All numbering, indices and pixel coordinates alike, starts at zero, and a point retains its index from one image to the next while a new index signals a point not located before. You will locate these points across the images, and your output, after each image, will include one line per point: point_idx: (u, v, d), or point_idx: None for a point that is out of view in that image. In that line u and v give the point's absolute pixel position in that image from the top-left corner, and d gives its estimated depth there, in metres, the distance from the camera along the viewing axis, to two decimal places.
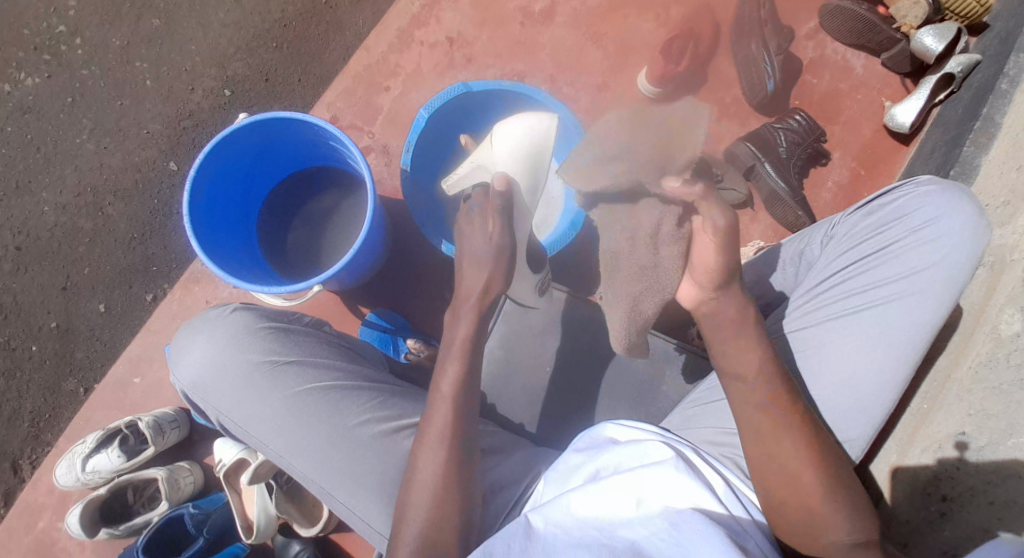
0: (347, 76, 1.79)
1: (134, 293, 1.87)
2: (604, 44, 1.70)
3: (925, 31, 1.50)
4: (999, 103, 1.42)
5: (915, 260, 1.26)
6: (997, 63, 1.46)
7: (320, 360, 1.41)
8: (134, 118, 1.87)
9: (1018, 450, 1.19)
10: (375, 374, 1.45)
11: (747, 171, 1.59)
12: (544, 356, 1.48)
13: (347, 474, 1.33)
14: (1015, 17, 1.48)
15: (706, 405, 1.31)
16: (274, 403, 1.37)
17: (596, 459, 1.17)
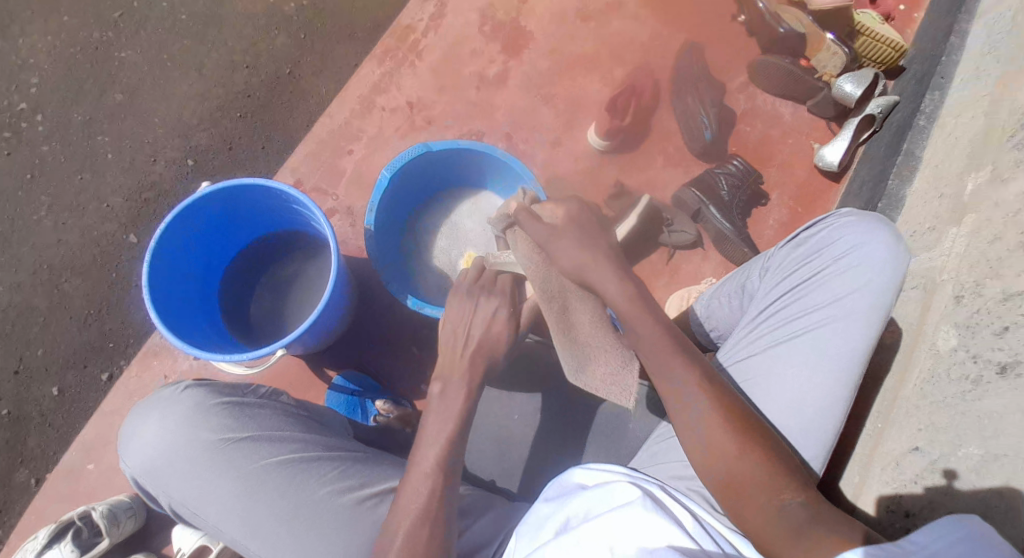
0: (310, 141, 1.85)
1: (89, 373, 1.83)
2: (555, 103, 1.83)
3: (845, 79, 1.73)
4: (919, 137, 1.62)
5: (840, 286, 1.37)
6: (914, 103, 1.68)
7: (278, 433, 1.44)
8: (94, 192, 1.89)
9: (968, 459, 1.23)
10: (336, 443, 1.47)
11: (694, 215, 1.72)
12: (513, 409, 1.56)
13: (306, 551, 1.33)
14: (927, 62, 1.73)
15: (669, 442, 1.39)
16: (229, 482, 1.37)
17: (566, 507, 1.22)
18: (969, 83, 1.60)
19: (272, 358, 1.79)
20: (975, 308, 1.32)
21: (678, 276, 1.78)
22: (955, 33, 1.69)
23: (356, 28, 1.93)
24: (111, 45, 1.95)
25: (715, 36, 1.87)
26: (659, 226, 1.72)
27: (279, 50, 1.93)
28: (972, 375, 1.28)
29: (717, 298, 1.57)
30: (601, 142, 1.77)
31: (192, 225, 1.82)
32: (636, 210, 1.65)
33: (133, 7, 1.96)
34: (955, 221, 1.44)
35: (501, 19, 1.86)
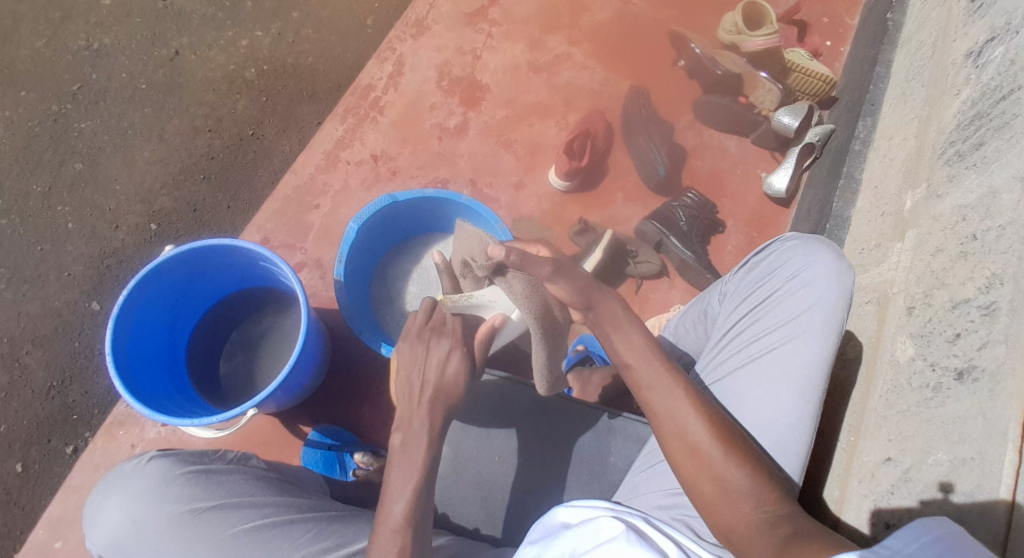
0: (276, 198, 1.87)
1: (53, 447, 1.77)
2: (515, 148, 1.90)
3: (782, 112, 1.86)
4: (857, 161, 1.79)
5: (794, 305, 1.45)
6: (849, 129, 1.85)
7: (245, 499, 1.49)
8: (54, 262, 1.86)
9: (936, 465, 1.32)
10: (307, 503, 1.52)
11: (656, 245, 1.83)
12: (492, 449, 1.54)
13: None
14: (857, 91, 1.90)
15: (650, 472, 1.41)
16: (201, 552, 1.41)
17: (550, 548, 1.25)
18: (896, 108, 1.76)
19: (244, 416, 1.77)
20: (927, 318, 1.44)
21: (647, 305, 1.87)
22: (880, 63, 1.87)
23: (315, 88, 1.98)
24: (70, 118, 1.95)
25: (662, 80, 1.98)
26: (625, 258, 1.81)
27: (240, 112, 1.96)
28: (932, 383, 1.38)
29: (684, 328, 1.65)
30: (562, 182, 1.84)
31: (155, 290, 1.80)
32: (600, 245, 1.75)
33: (91, 80, 1.98)
34: (898, 237, 1.59)
35: (458, 74, 1.94)
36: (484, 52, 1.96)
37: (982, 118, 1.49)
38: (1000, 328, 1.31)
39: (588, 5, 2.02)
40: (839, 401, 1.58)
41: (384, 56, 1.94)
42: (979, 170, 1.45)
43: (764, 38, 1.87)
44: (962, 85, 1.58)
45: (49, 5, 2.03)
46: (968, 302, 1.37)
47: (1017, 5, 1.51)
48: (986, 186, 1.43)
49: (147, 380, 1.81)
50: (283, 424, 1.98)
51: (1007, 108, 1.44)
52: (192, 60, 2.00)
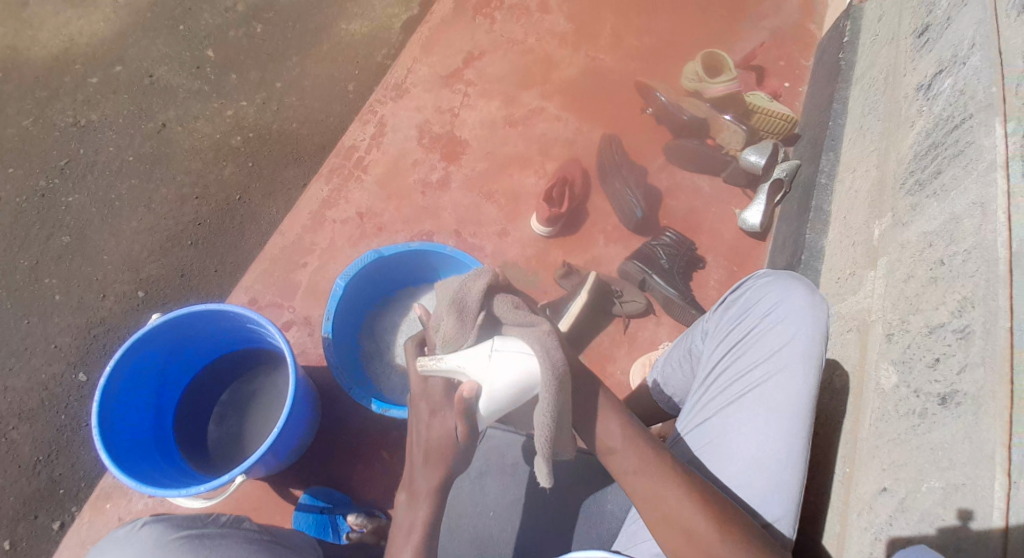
0: (263, 259, 1.88)
1: (41, 523, 1.73)
2: (497, 199, 1.96)
3: (749, 151, 1.95)
4: (824, 195, 1.87)
5: (774, 341, 1.49)
6: (814, 164, 1.93)
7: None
8: (41, 334, 1.85)
9: (931, 492, 1.36)
10: None
11: (640, 284, 1.88)
12: (489, 498, 1.51)
13: None
14: (818, 128, 2.00)
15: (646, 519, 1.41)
16: None
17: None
18: (857, 142, 1.85)
19: (233, 483, 1.73)
20: (905, 345, 1.49)
21: (636, 343, 1.91)
22: (837, 101, 1.97)
23: (300, 152, 2.03)
24: (56, 192, 1.97)
25: (634, 128, 2.07)
26: (610, 297, 1.87)
27: (226, 178, 2.00)
28: (918, 409, 1.43)
29: (669, 367, 1.67)
30: (544, 228, 1.90)
31: (142, 358, 1.79)
32: (585, 287, 1.80)
33: (78, 155, 2.01)
34: (870, 265, 1.66)
35: (438, 132, 2.01)
36: (462, 110, 2.04)
37: (938, 148, 1.58)
38: (975, 352, 1.37)
39: (559, 61, 2.12)
40: (830, 431, 1.60)
41: (367, 118, 2.00)
42: (939, 197, 1.53)
43: (725, 85, 1.96)
44: (915, 118, 1.67)
45: (35, 85, 2.08)
46: (943, 327, 1.43)
47: (962, 38, 1.62)
48: (948, 212, 1.50)
49: (135, 450, 1.78)
50: (275, 487, 1.95)
51: (960, 136, 1.53)
52: (178, 132, 2.04)
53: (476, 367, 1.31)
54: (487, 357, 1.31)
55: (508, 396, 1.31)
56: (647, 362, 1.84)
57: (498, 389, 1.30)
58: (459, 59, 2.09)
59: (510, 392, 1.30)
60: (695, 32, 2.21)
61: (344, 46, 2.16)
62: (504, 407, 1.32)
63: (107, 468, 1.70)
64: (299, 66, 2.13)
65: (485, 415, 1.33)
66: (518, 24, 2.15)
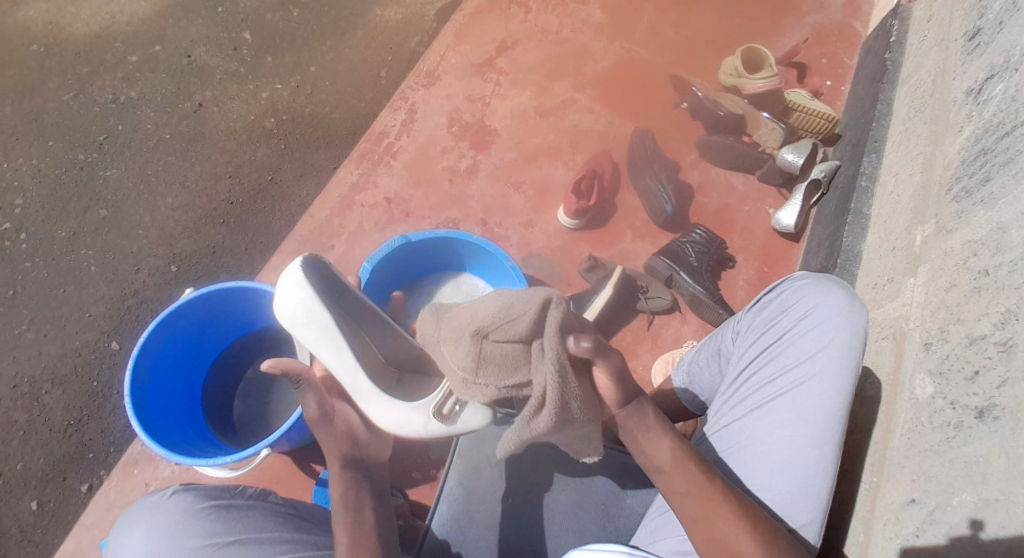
0: (292, 239, 1.90)
1: (68, 485, 1.79)
2: (524, 189, 1.95)
3: (786, 150, 1.89)
4: (864, 198, 1.81)
5: (808, 344, 1.45)
6: (853, 166, 1.87)
7: (262, 537, 1.48)
8: (76, 303, 1.91)
9: (962, 507, 1.31)
10: (324, 543, 1.53)
11: (666, 281, 1.86)
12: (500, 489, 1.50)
13: None
14: (860, 129, 1.93)
15: (666, 516, 1.38)
16: None
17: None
18: (900, 144, 1.79)
19: (257, 457, 1.76)
20: (943, 354, 1.44)
21: (659, 341, 1.88)
22: (881, 101, 1.91)
23: (332, 135, 2.05)
24: (95, 166, 2.03)
25: (668, 123, 2.03)
26: (635, 292, 1.86)
27: (259, 158, 2.03)
28: (953, 422, 1.37)
29: (695, 364, 1.63)
30: (571, 220, 1.88)
31: (175, 331, 1.84)
32: (611, 280, 1.78)
33: (117, 130, 2.06)
34: (910, 271, 1.60)
35: (468, 120, 2.01)
36: (493, 99, 2.03)
37: (987, 154, 1.51)
38: (1017, 366, 1.31)
39: (594, 52, 2.09)
40: (860, 440, 1.55)
41: (398, 105, 2.01)
42: (986, 206, 1.46)
43: (765, 80, 1.91)
44: (964, 122, 1.60)
45: (78, 61, 2.14)
46: (984, 339, 1.37)
47: (1015, 44, 1.53)
48: (994, 221, 1.44)
49: (166, 421, 1.83)
50: (297, 464, 1.98)
51: (1010, 144, 1.46)
52: (214, 112, 2.08)
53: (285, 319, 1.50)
54: (287, 301, 1.48)
55: (296, 319, 1.47)
56: (670, 360, 1.81)
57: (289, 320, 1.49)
58: (492, 47, 2.08)
59: (292, 317, 1.48)
60: (735, 26, 2.16)
61: (379, 32, 2.17)
62: (307, 325, 1.47)
63: (136, 435, 1.75)
64: (334, 50, 2.15)
65: (316, 342, 1.47)
66: (552, 14, 2.13)
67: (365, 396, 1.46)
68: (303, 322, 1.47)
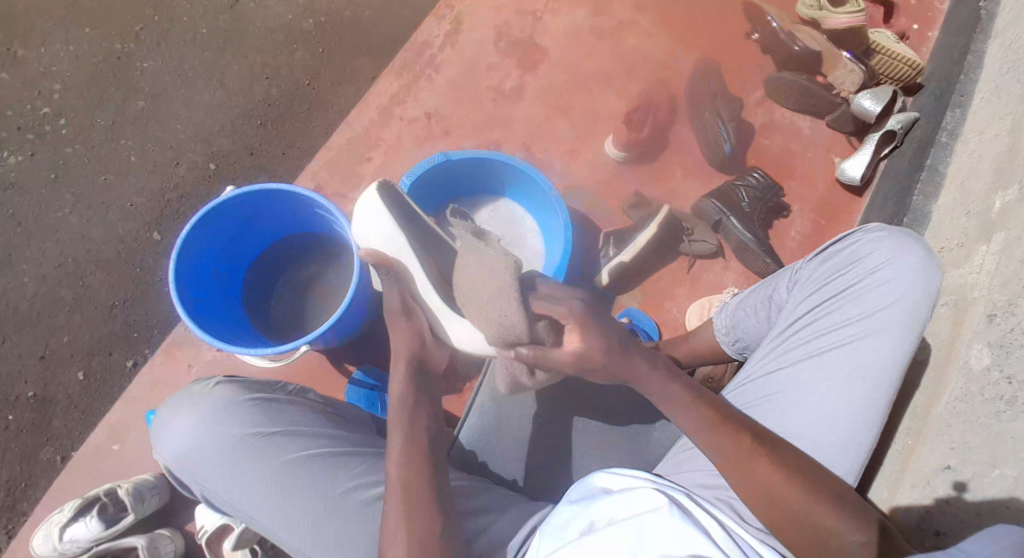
0: (329, 148, 1.86)
1: (114, 361, 1.85)
2: (572, 115, 1.86)
3: (863, 95, 1.73)
4: (942, 154, 1.63)
5: (874, 299, 1.37)
6: (935, 120, 1.69)
7: (297, 428, 1.52)
8: (117, 192, 1.92)
9: (1006, 480, 1.23)
10: (361, 440, 1.56)
11: (714, 225, 1.74)
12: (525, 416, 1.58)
13: (333, 542, 1.42)
14: (947, 79, 1.74)
15: (692, 451, 1.45)
16: (261, 474, 1.47)
17: (591, 510, 1.30)
18: (989, 102, 1.60)
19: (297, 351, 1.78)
20: (1008, 327, 1.32)
21: (698, 286, 1.79)
22: (972, 53, 1.71)
23: (371, 45, 1.97)
24: (133, 57, 2.01)
25: (734, 55, 1.88)
26: (680, 234, 1.74)
27: (297, 62, 1.98)
28: (1007, 396, 1.27)
29: (742, 309, 1.55)
30: (619, 152, 1.78)
31: (222, 226, 1.78)
32: (656, 219, 1.69)
33: (155, 21, 2.03)
34: (983, 238, 1.44)
35: (517, 36, 1.89)
36: (545, 15, 1.91)
37: None
38: None
39: None
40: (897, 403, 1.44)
41: (443, 14, 1.91)
42: None
43: (850, 16, 1.72)
44: None
45: None
46: None
47: None
48: None
49: (210, 314, 1.79)
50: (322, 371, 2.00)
51: None
52: (252, 9, 2.02)
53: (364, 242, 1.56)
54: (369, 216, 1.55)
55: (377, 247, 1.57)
56: (706, 305, 1.72)
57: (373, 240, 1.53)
58: None
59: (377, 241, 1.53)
60: None
61: None
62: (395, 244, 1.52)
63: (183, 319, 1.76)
64: None
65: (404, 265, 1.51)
66: None
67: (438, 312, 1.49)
68: (389, 238, 1.53)
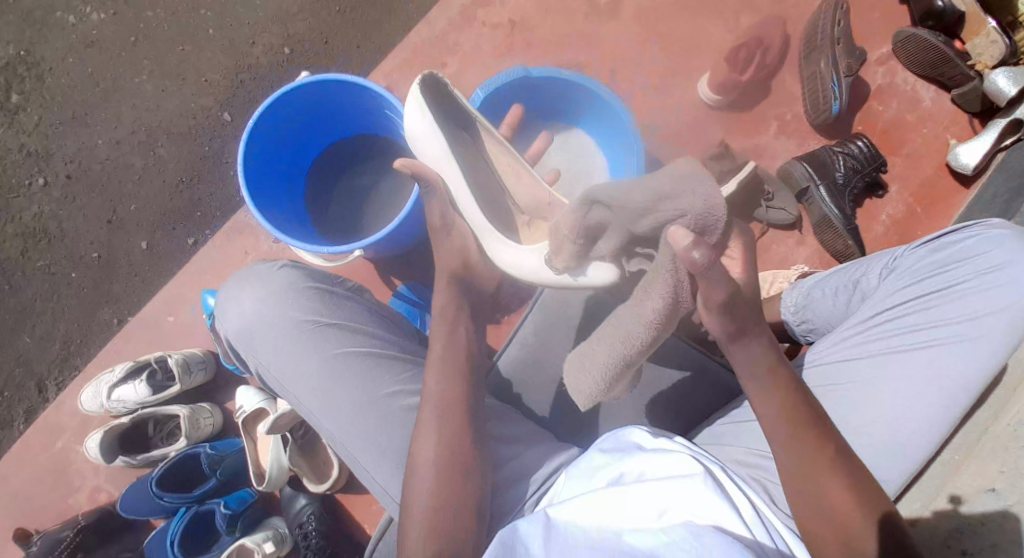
0: (405, 46, 1.77)
1: (176, 235, 1.90)
2: (667, 44, 1.72)
3: (1000, 73, 1.52)
4: None
5: (978, 304, 1.27)
6: None
7: (355, 324, 1.40)
8: (193, 65, 1.92)
9: None
10: (409, 345, 1.44)
11: (800, 192, 1.61)
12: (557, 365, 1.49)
13: (371, 445, 1.33)
14: None
15: (739, 424, 1.34)
16: (313, 364, 1.36)
17: (622, 463, 1.21)
18: None
19: (352, 254, 1.67)
20: None
21: (765, 256, 1.67)
22: None
23: None
24: None
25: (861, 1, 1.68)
26: (758, 199, 1.62)
27: None
28: None
29: (820, 289, 1.42)
30: (711, 95, 1.65)
31: (289, 113, 1.63)
32: (736, 176, 1.53)
33: None
34: None
35: None
36: None
37: None
38: None
39: None
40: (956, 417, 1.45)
41: None
42: None
43: None
44: None
45: None
46: None
47: None
48: None
49: (271, 205, 1.66)
50: None
51: None
52: None
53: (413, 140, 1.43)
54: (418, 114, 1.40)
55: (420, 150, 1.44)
56: (769, 280, 1.61)
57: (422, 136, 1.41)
58: None
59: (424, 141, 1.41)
60: None
61: None
62: (439, 149, 1.39)
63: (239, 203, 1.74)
64: None
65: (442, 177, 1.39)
66: None
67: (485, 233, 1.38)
68: (435, 141, 1.39)
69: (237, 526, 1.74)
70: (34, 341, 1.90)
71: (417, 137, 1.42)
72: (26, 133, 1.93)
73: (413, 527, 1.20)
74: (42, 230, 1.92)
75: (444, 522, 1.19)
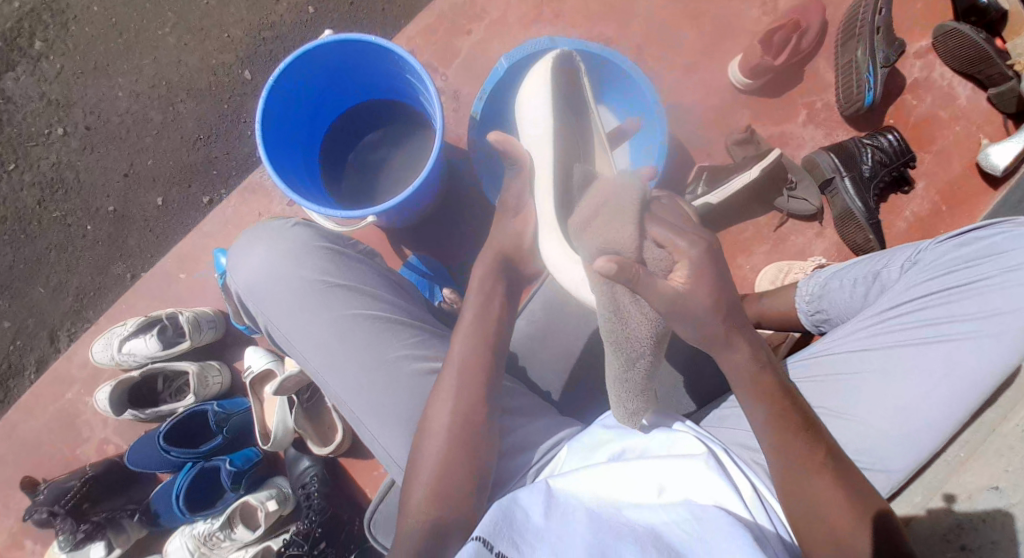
0: (431, 12, 1.75)
1: (192, 193, 1.89)
2: (699, 25, 1.68)
3: None
4: None
5: (998, 301, 1.25)
6: None
7: (366, 287, 1.39)
8: (217, 19, 1.89)
9: None
10: (417, 311, 1.43)
11: (823, 183, 1.59)
12: (567, 345, 1.48)
13: (377, 406, 1.32)
14: None
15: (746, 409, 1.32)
16: (320, 324, 1.35)
17: (624, 440, 1.21)
18: None
19: (365, 220, 1.66)
20: None
21: (782, 245, 1.65)
22: None
23: None
24: None
25: None
26: (781, 187, 1.59)
27: None
28: None
29: (837, 279, 1.40)
30: (744, 80, 1.62)
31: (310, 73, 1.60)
32: (761, 162, 1.51)
33: None
34: None
35: None
36: None
37: None
38: None
39: None
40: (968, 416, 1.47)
41: None
42: None
43: None
44: None
45: None
46: None
47: None
48: None
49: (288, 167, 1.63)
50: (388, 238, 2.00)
51: None
52: None
53: (522, 109, 1.39)
54: (541, 83, 1.38)
55: (524, 119, 1.38)
56: (785, 271, 1.60)
57: (537, 104, 1.37)
58: None
59: (535, 111, 1.36)
60: None
61: None
62: (544, 127, 1.35)
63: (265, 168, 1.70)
64: None
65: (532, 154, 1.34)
66: None
67: (544, 220, 1.30)
68: (546, 115, 1.35)
69: (241, 484, 1.75)
70: (47, 291, 1.90)
71: (532, 104, 1.38)
72: (47, 81, 1.92)
73: (418, 489, 1.21)
74: (59, 180, 1.91)
75: (451, 487, 1.20)
